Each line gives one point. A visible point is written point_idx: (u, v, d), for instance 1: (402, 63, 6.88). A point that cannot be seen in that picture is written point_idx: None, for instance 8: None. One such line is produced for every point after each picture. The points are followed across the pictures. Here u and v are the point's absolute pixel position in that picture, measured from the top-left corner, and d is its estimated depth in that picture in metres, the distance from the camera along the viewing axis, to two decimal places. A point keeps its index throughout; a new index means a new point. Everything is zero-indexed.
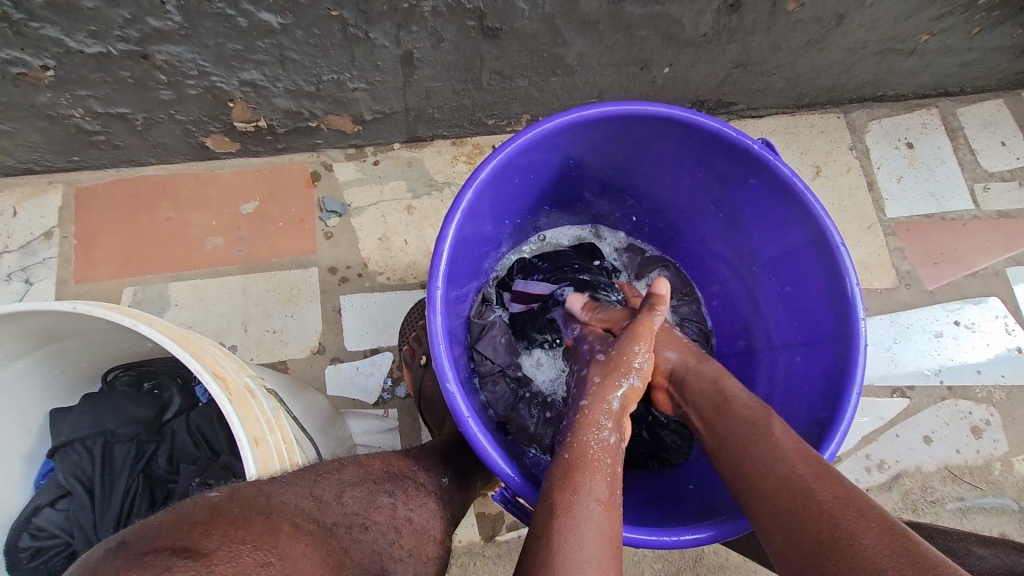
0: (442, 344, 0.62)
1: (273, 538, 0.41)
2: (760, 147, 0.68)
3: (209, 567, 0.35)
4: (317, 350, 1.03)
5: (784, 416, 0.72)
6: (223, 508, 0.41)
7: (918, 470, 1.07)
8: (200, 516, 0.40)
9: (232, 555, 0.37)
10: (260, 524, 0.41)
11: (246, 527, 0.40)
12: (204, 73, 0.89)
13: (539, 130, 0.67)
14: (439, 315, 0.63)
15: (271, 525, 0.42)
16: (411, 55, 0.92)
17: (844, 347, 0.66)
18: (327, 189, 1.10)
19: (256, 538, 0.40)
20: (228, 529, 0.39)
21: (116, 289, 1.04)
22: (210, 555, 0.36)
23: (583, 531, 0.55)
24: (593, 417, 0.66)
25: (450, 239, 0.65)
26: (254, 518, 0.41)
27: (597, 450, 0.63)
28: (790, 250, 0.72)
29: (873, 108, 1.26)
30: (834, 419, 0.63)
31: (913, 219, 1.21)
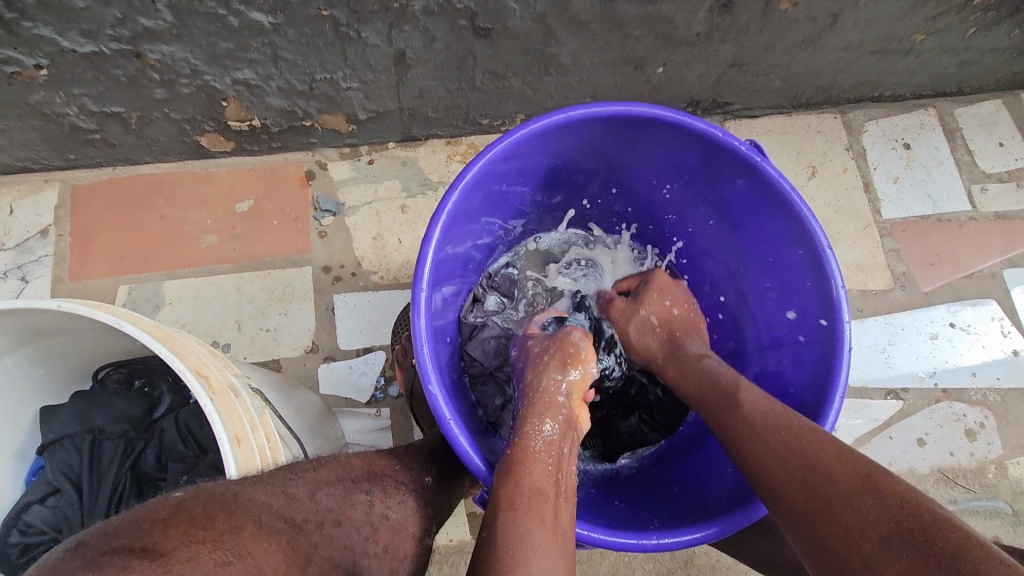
0: (426, 345, 0.62)
1: (234, 537, 0.41)
2: (747, 149, 0.68)
3: (165, 567, 0.36)
4: (310, 348, 1.04)
5: None
6: (187, 506, 0.41)
7: (911, 473, 1.07)
8: (161, 516, 0.40)
9: (190, 555, 0.37)
10: (222, 522, 0.41)
11: (207, 526, 0.40)
12: (196, 72, 0.90)
13: (525, 132, 0.67)
14: (423, 317, 0.63)
15: (234, 523, 0.42)
16: (403, 55, 0.92)
17: (829, 349, 0.66)
18: (321, 188, 1.10)
19: (217, 537, 0.40)
20: (187, 528, 0.39)
21: (110, 287, 1.04)
22: (167, 554, 0.37)
23: (522, 521, 0.55)
24: (531, 417, 0.65)
25: (435, 240, 0.65)
26: (217, 517, 0.42)
27: (537, 442, 0.62)
28: (777, 252, 0.72)
29: (870, 108, 1.26)
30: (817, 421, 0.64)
31: (909, 220, 1.20)
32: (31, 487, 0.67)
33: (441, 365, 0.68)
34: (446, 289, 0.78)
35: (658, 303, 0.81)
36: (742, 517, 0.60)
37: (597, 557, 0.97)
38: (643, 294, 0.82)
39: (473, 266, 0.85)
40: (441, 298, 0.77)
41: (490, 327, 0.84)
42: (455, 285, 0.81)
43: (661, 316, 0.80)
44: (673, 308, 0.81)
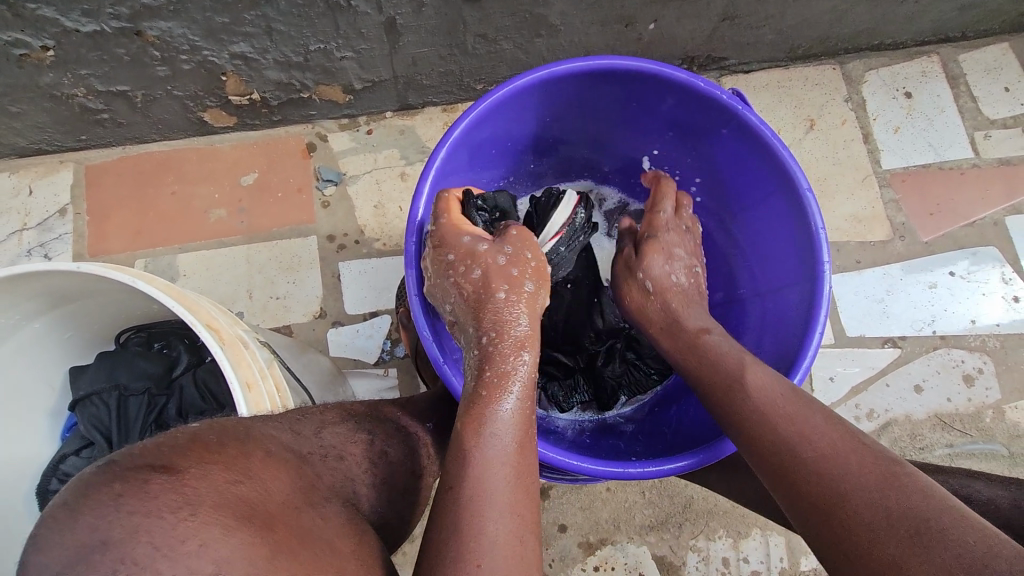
0: (418, 295, 0.65)
1: (246, 462, 0.45)
2: (729, 97, 0.68)
3: (182, 481, 0.39)
4: (318, 314, 1.09)
5: None
6: (202, 435, 0.45)
7: (908, 419, 1.09)
8: (179, 442, 0.43)
9: (204, 472, 0.41)
10: (233, 449, 0.45)
11: (220, 451, 0.44)
12: (195, 48, 0.90)
13: (509, 88, 0.69)
14: (416, 270, 0.66)
15: (244, 450, 0.46)
16: (394, 22, 0.93)
17: (810, 290, 0.67)
18: (323, 159, 1.15)
19: (229, 459, 0.44)
20: (203, 452, 0.43)
21: (128, 261, 1.10)
22: (185, 471, 0.40)
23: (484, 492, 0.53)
24: (491, 361, 0.60)
25: (425, 196, 0.68)
26: (229, 443, 0.46)
27: (501, 394, 0.58)
28: (763, 199, 0.73)
29: (870, 57, 1.24)
30: (796, 359, 0.66)
31: (909, 170, 1.20)
32: (66, 441, 0.72)
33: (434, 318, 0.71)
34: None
35: (668, 264, 0.77)
36: (717, 450, 0.64)
37: (600, 503, 1.01)
38: (652, 243, 0.78)
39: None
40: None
41: None
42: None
43: (680, 279, 0.77)
44: (683, 272, 0.77)
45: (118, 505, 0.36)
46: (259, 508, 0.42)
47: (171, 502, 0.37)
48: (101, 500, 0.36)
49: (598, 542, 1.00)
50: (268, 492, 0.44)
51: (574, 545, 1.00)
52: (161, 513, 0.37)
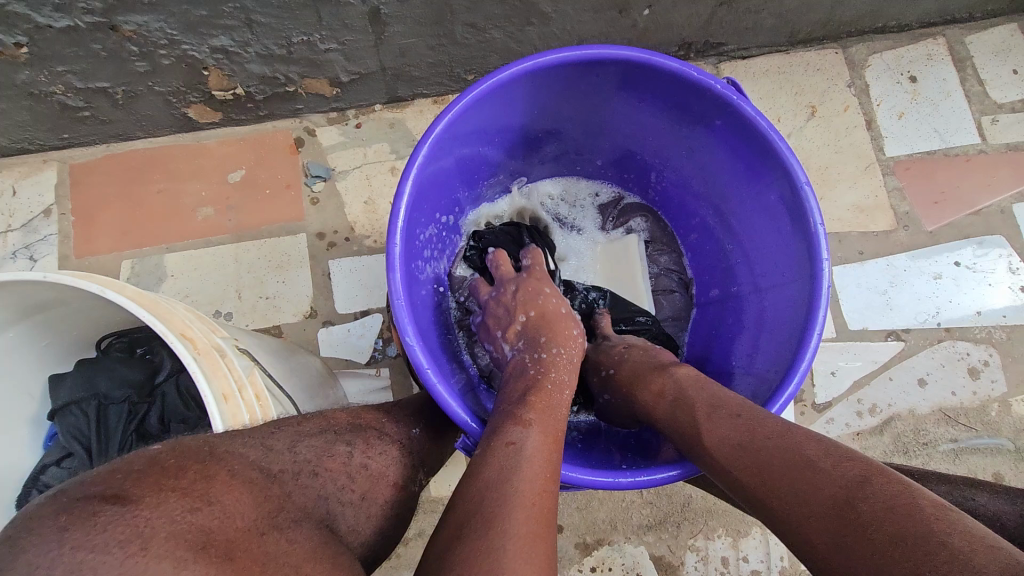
0: (401, 299, 0.63)
1: (207, 486, 0.43)
2: (724, 87, 0.65)
3: (134, 513, 0.38)
4: (309, 314, 1.07)
5: (748, 365, 0.72)
6: (161, 458, 0.44)
7: (911, 414, 1.06)
8: (136, 466, 0.42)
9: (159, 500, 0.40)
10: (194, 472, 0.44)
11: (179, 476, 0.43)
12: (174, 42, 0.87)
13: (494, 82, 0.66)
14: (398, 273, 0.64)
15: (206, 472, 0.44)
16: (378, 12, 0.90)
17: (808, 287, 0.65)
18: (311, 155, 1.12)
19: (188, 485, 0.42)
20: (160, 477, 0.42)
21: (115, 262, 1.08)
22: (138, 501, 0.39)
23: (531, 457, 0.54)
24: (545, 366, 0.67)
25: (408, 196, 0.65)
26: (190, 466, 0.44)
27: (557, 394, 0.64)
28: (760, 192, 0.71)
29: (873, 41, 1.20)
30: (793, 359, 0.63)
31: (914, 157, 1.16)
32: (47, 451, 0.70)
33: (419, 321, 0.69)
34: (433, 243, 0.79)
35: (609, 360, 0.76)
36: None
37: (596, 503, 1.00)
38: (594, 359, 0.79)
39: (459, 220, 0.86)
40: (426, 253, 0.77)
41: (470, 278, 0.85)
42: (440, 240, 0.81)
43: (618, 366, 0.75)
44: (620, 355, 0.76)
45: (62, 540, 0.35)
46: (216, 537, 0.41)
47: (120, 537, 0.36)
48: (45, 536, 0.35)
49: (595, 543, 0.98)
50: (229, 518, 0.43)
51: (571, 546, 0.98)
52: (108, 548, 0.36)
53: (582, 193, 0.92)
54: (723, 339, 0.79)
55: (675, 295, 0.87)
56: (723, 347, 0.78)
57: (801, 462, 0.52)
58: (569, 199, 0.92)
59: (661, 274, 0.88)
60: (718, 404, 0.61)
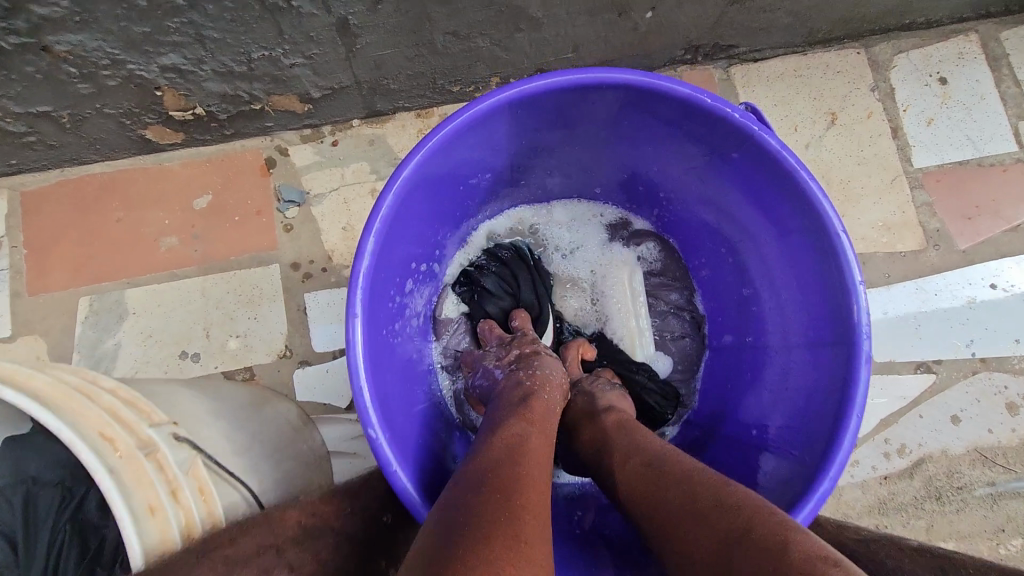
0: (364, 381, 0.54)
1: None
2: (743, 117, 0.56)
3: None
4: (283, 353, 0.98)
5: (776, 435, 0.63)
6: None
7: (943, 454, 0.97)
8: None
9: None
10: None
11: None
12: (117, 62, 0.77)
13: (468, 116, 0.57)
14: (359, 349, 0.55)
15: None
16: (347, 22, 0.80)
17: (846, 352, 0.56)
18: (284, 177, 1.02)
19: None
20: None
21: (72, 299, 0.99)
22: None
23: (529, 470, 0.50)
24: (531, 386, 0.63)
25: (372, 252, 0.57)
26: None
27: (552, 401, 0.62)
28: (784, 236, 0.61)
29: (899, 39, 1.09)
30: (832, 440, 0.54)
31: (944, 167, 1.06)
32: None
33: (391, 394, 0.61)
34: (410, 293, 0.70)
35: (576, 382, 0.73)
36: None
37: None
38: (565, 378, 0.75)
39: (441, 263, 0.77)
40: (403, 309, 0.69)
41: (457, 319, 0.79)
42: (422, 288, 0.73)
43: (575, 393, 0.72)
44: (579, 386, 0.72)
45: None
46: None
47: None
48: None
49: None
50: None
51: None
52: None
53: (585, 220, 0.81)
54: (741, 398, 0.69)
55: (686, 342, 0.79)
56: (740, 406, 0.69)
57: (695, 509, 0.49)
58: (570, 227, 0.81)
59: (672, 318, 0.80)
60: (633, 452, 0.58)
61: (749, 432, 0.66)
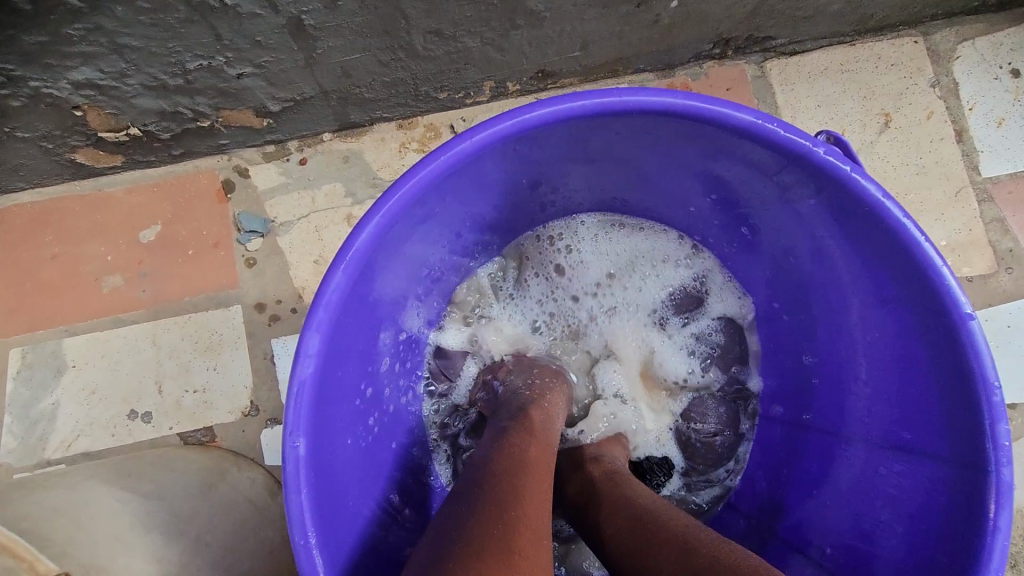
0: (300, 493, 0.44)
1: None
2: (831, 155, 0.46)
3: None
4: (248, 411, 0.83)
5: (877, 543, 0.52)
6: None
7: (1021, 514, 0.83)
8: None
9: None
10: None
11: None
12: (16, 79, 0.62)
13: (438, 165, 0.46)
14: (300, 453, 0.45)
15: None
16: (302, 23, 0.64)
17: (973, 450, 0.46)
18: (244, 202, 0.88)
19: None
20: None
21: (2, 351, 0.85)
22: None
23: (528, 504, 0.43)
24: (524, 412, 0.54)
25: (323, 328, 0.46)
26: None
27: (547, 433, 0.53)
28: (881, 300, 0.51)
29: (962, 24, 0.93)
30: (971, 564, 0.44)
31: (1017, 176, 0.91)
32: None
33: (344, 488, 0.51)
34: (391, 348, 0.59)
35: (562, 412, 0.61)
36: None
37: None
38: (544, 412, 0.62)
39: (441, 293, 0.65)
40: (379, 400, 0.58)
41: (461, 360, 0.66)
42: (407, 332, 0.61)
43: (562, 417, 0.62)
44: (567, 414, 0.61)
45: None
46: None
47: None
48: None
49: None
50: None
51: None
52: None
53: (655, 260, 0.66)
54: (811, 486, 0.59)
55: (718, 440, 0.65)
56: (806, 497, 0.59)
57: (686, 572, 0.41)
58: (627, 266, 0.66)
59: (710, 403, 0.66)
60: (622, 504, 0.50)
61: (824, 550, 0.56)
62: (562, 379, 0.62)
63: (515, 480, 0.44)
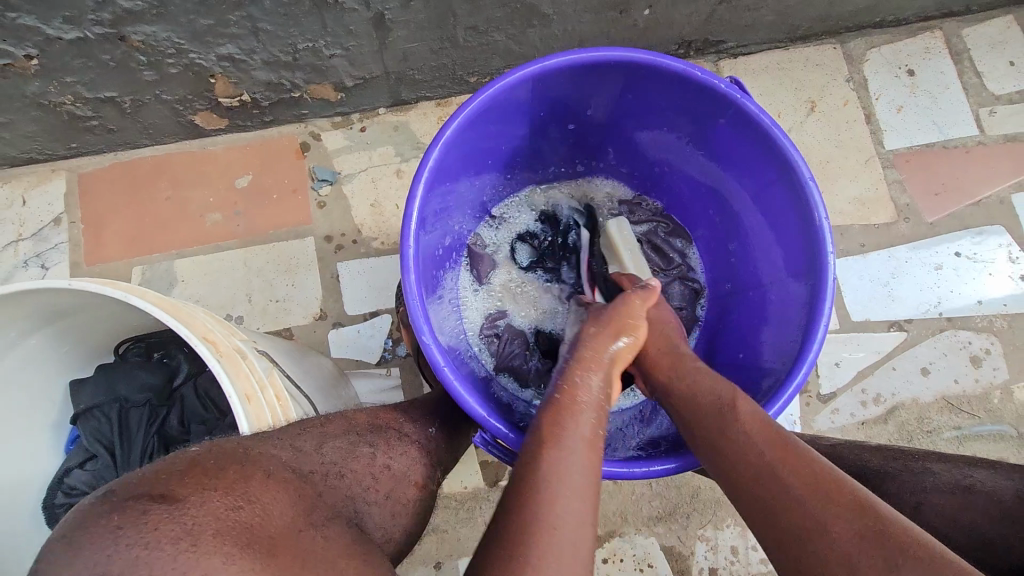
0: (412, 277, 0.65)
1: (244, 485, 0.47)
2: (728, 86, 0.68)
3: (182, 510, 0.42)
4: (319, 316, 1.08)
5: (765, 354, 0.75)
6: (201, 461, 0.48)
7: (915, 403, 1.09)
8: (177, 468, 0.46)
9: (203, 500, 0.43)
10: (233, 473, 0.47)
11: (220, 476, 0.46)
12: (181, 51, 0.92)
13: (501, 86, 0.69)
14: (411, 263, 0.66)
15: (244, 474, 0.48)
16: (382, 17, 0.92)
17: (813, 268, 0.68)
18: (317, 159, 1.12)
19: (228, 484, 0.46)
20: (202, 478, 0.45)
21: (125, 269, 1.09)
22: (185, 498, 0.43)
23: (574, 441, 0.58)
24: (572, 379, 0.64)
25: (423, 188, 0.68)
26: (228, 468, 0.48)
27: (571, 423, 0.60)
28: (764, 188, 0.74)
29: (870, 36, 1.21)
30: (806, 341, 0.66)
31: (913, 150, 1.18)
32: (70, 454, 0.73)
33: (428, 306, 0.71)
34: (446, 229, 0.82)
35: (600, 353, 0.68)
36: None
37: (606, 495, 1.03)
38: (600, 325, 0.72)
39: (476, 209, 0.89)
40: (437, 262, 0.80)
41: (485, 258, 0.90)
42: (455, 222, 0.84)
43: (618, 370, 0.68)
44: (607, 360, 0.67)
45: (117, 537, 0.39)
46: (259, 530, 0.44)
47: (170, 533, 0.40)
48: (99, 534, 0.39)
49: (607, 536, 1.01)
50: (269, 516, 0.46)
51: None
52: (162, 543, 0.39)
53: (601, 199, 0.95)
54: (735, 329, 0.82)
55: (683, 311, 0.89)
56: (733, 338, 0.82)
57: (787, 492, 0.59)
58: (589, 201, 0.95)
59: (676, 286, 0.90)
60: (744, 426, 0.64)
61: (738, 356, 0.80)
62: (600, 344, 0.68)
63: (525, 510, 0.53)
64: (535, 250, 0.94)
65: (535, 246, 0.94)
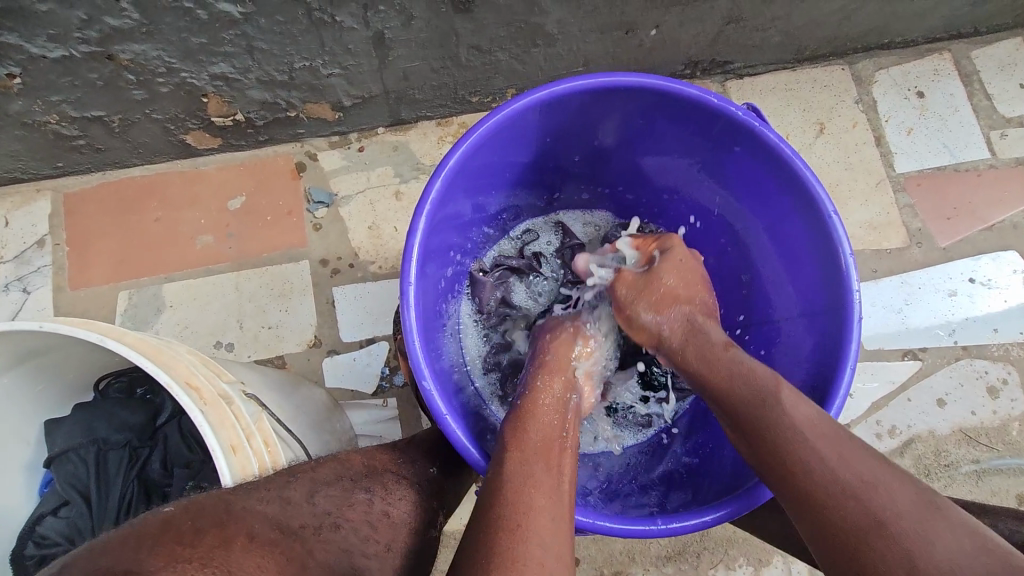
0: (411, 314, 0.62)
1: (224, 553, 0.42)
2: (745, 113, 0.65)
3: None
4: (313, 342, 1.04)
5: None
6: (175, 523, 0.43)
7: (931, 435, 1.05)
8: (148, 533, 0.41)
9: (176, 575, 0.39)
10: (211, 538, 0.43)
11: (196, 543, 0.42)
12: (172, 70, 0.88)
13: (507, 112, 0.65)
14: (410, 302, 0.62)
15: (224, 538, 0.44)
16: (382, 36, 0.89)
17: (836, 307, 0.65)
18: (313, 180, 1.09)
19: (205, 554, 0.41)
20: (174, 547, 0.41)
21: (111, 294, 1.04)
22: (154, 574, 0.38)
23: (542, 465, 0.58)
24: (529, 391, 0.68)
25: (424, 218, 0.64)
26: (206, 532, 0.43)
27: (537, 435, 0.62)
28: (781, 220, 0.71)
29: (879, 57, 1.19)
30: (831, 384, 0.63)
31: (924, 173, 1.15)
32: (43, 498, 0.68)
33: (429, 344, 0.67)
34: (446, 260, 0.78)
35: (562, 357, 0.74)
36: (740, 504, 0.62)
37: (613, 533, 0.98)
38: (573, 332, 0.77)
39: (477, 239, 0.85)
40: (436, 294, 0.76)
41: (488, 286, 0.85)
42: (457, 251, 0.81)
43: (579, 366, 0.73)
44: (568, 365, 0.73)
45: None
46: None
47: None
48: None
49: None
50: None
51: None
52: None
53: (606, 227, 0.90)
54: None
55: None
56: None
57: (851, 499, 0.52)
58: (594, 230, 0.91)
59: None
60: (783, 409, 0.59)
61: None
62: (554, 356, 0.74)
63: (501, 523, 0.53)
64: (539, 280, 0.90)
65: (540, 275, 0.90)
